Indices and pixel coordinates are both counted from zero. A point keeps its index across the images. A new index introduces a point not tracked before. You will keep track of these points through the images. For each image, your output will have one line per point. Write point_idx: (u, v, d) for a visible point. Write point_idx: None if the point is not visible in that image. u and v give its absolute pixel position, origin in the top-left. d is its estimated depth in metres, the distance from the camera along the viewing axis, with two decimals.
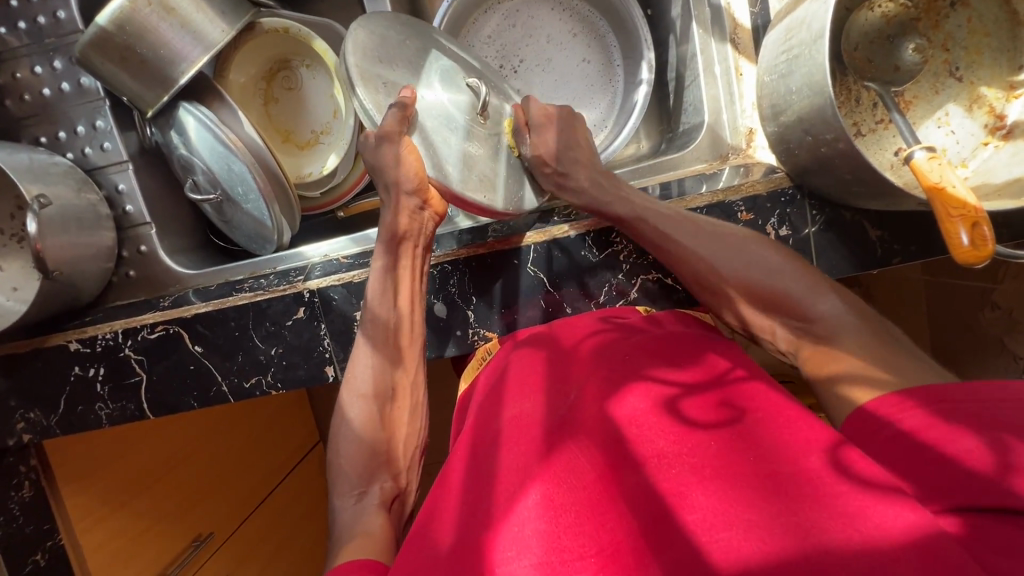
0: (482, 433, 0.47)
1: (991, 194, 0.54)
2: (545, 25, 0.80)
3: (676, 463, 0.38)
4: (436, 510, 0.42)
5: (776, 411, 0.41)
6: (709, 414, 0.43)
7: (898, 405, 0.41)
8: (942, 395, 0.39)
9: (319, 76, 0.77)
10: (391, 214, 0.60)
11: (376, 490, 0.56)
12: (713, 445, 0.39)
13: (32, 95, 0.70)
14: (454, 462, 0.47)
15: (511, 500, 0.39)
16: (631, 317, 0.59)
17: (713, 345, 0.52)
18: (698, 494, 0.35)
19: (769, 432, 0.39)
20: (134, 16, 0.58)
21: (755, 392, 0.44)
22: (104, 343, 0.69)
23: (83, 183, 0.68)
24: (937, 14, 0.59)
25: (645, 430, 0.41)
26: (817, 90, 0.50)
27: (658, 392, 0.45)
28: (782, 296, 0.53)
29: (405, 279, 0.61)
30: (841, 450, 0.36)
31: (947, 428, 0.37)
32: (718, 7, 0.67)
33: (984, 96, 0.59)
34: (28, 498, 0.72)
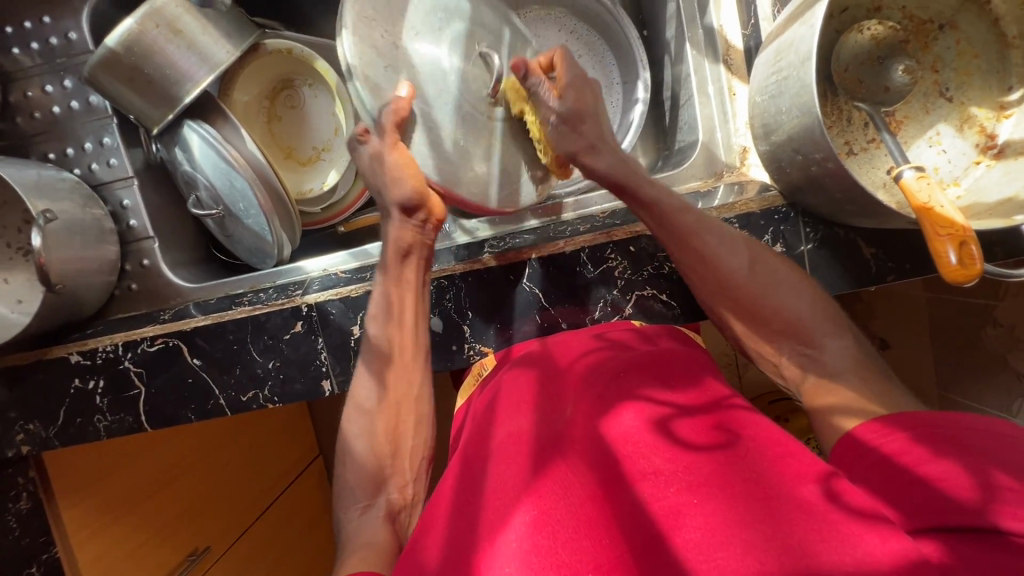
0: (476, 450, 0.47)
1: (984, 213, 0.54)
2: (548, 45, 0.81)
3: (667, 482, 0.38)
4: (429, 525, 0.42)
5: (770, 436, 0.41)
6: (702, 435, 0.43)
7: (876, 430, 0.41)
8: (927, 420, 0.39)
9: (320, 95, 0.79)
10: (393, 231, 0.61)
11: (382, 502, 0.57)
12: (706, 465, 0.39)
13: (43, 113, 0.72)
14: (448, 480, 0.47)
15: (504, 515, 0.39)
16: (623, 332, 0.60)
17: (707, 369, 0.53)
18: (690, 515, 0.35)
19: (761, 457, 0.39)
20: (142, 38, 0.60)
21: (747, 419, 0.45)
22: (104, 356, 0.69)
23: (88, 199, 0.69)
24: (926, 36, 0.60)
25: (638, 448, 0.41)
26: (806, 110, 0.50)
27: (651, 411, 0.45)
28: (785, 302, 0.53)
29: (408, 298, 0.61)
30: (832, 480, 0.36)
31: (924, 451, 0.37)
32: (711, 28, 0.68)
33: (975, 116, 0.59)
34: (25, 510, 0.73)
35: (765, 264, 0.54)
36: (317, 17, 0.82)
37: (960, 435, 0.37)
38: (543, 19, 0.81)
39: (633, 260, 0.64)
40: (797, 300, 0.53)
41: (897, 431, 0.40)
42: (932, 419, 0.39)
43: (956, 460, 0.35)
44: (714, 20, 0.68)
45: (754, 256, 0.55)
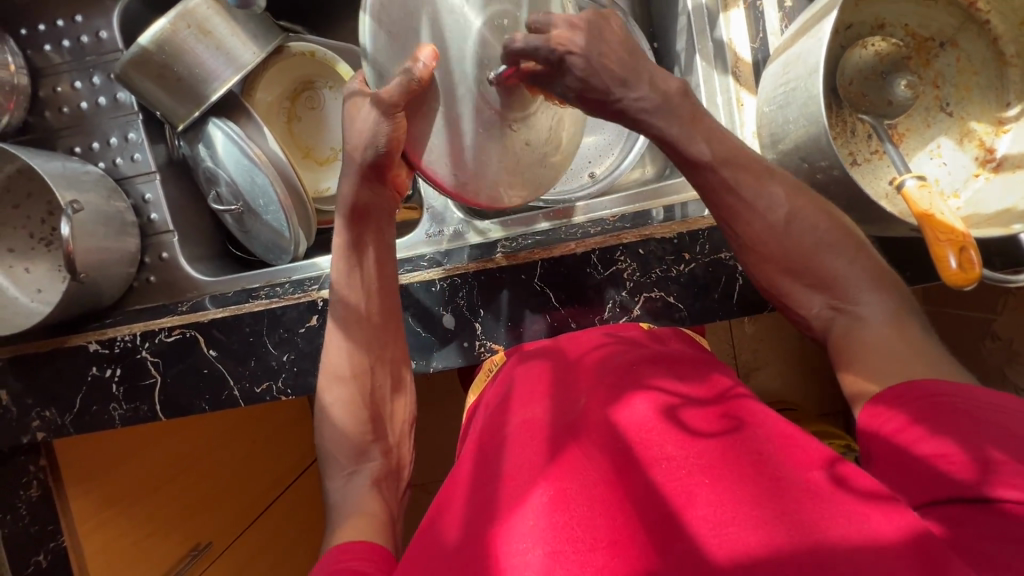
0: (493, 438, 0.49)
1: (982, 223, 0.56)
2: None
3: (677, 462, 0.39)
4: (449, 505, 0.44)
5: (777, 424, 0.43)
6: (711, 422, 0.44)
7: (878, 411, 0.42)
8: (922, 389, 0.41)
9: (340, 97, 0.81)
10: (351, 187, 0.58)
11: (366, 470, 0.56)
12: (715, 448, 0.40)
13: (70, 108, 0.74)
14: (465, 464, 0.49)
15: (522, 494, 0.40)
16: (635, 331, 0.62)
17: (715, 365, 0.55)
18: (701, 491, 0.36)
19: (767, 442, 0.41)
20: (173, 38, 0.62)
21: (754, 407, 0.46)
22: (122, 345, 0.71)
23: (112, 192, 0.71)
24: (927, 53, 0.62)
25: (649, 432, 0.43)
26: (812, 120, 0.52)
27: (661, 400, 0.46)
28: (828, 261, 0.52)
29: (369, 263, 0.61)
30: (838, 465, 0.38)
31: (920, 429, 0.39)
32: (721, 41, 0.69)
33: (974, 130, 0.62)
34: (34, 497, 0.76)
35: (802, 214, 0.53)
36: (336, 24, 0.85)
37: (956, 406, 0.38)
38: None
39: (642, 261, 0.66)
40: (836, 259, 0.52)
41: (897, 407, 0.41)
42: (928, 386, 0.41)
43: (953, 435, 0.37)
44: (724, 34, 0.68)
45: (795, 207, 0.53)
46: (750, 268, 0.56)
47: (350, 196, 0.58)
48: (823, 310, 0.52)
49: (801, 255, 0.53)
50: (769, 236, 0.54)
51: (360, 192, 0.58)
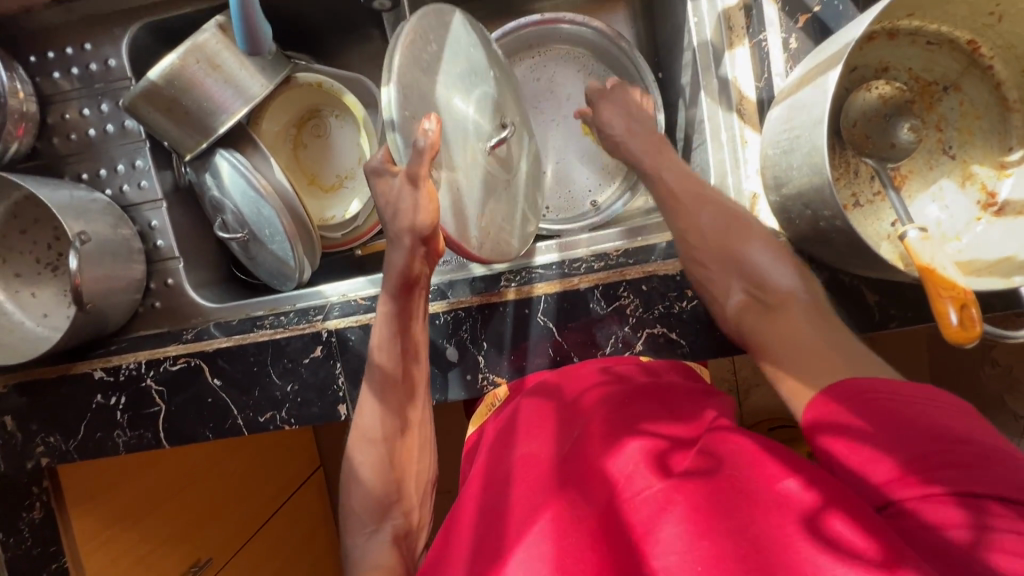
0: (493, 475, 0.51)
1: (983, 270, 0.56)
2: (566, 83, 0.86)
3: (654, 502, 0.41)
4: (453, 544, 0.46)
5: (760, 461, 0.43)
6: (695, 463, 0.45)
7: (830, 409, 0.42)
8: (861, 386, 0.42)
9: (346, 125, 0.81)
10: (400, 257, 0.60)
11: (388, 528, 0.57)
12: (695, 491, 0.41)
13: (78, 134, 0.75)
14: (467, 500, 0.50)
15: (516, 533, 0.42)
16: (626, 365, 0.62)
17: (704, 402, 0.56)
18: (672, 529, 0.38)
19: (748, 486, 0.41)
20: (182, 72, 0.63)
21: (738, 442, 0.46)
22: (127, 373, 0.72)
23: (119, 220, 0.72)
24: (931, 96, 0.63)
25: (634, 475, 0.44)
26: (816, 170, 0.52)
27: (648, 442, 0.48)
28: (752, 252, 0.59)
29: (413, 321, 0.63)
30: (822, 510, 0.36)
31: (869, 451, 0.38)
32: (726, 79, 0.69)
33: (976, 173, 0.62)
34: (38, 519, 0.75)
35: (728, 216, 0.61)
36: (343, 50, 0.85)
37: (903, 419, 0.38)
38: (564, 59, 0.85)
39: (645, 298, 0.67)
40: (762, 253, 0.59)
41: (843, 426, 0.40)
42: (870, 384, 0.42)
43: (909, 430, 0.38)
44: (728, 72, 0.69)
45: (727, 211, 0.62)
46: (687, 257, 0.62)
47: (401, 267, 0.60)
48: (743, 294, 0.58)
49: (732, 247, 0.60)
50: (705, 229, 0.61)
51: (412, 261, 0.60)
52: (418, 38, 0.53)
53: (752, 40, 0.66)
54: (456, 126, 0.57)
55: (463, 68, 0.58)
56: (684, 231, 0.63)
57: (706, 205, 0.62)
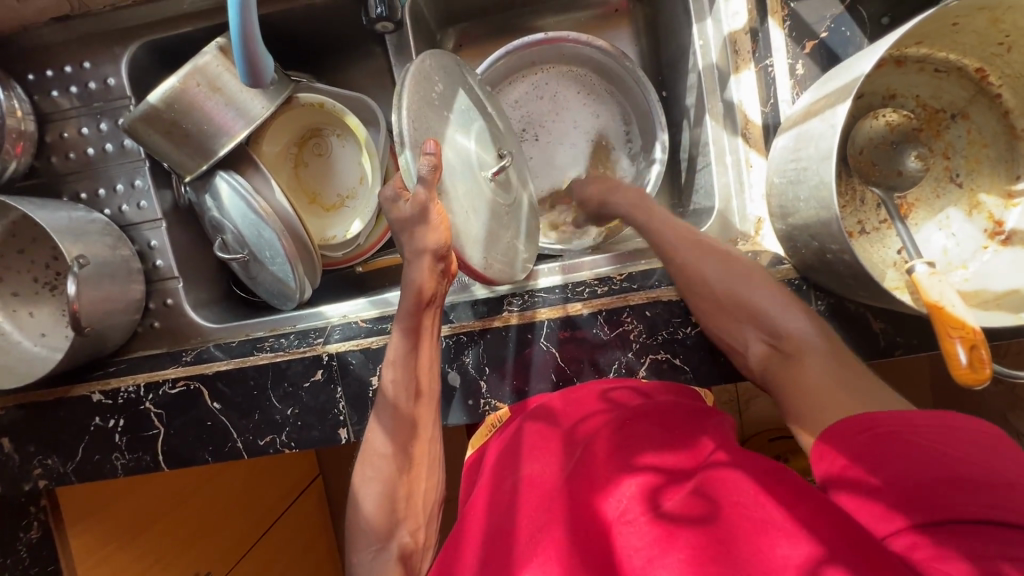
0: (494, 506, 0.50)
1: (990, 302, 0.56)
2: (571, 102, 0.85)
3: (647, 537, 0.41)
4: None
5: (761, 504, 0.41)
6: (691, 499, 0.44)
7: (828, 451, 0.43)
8: (862, 420, 0.43)
9: (348, 144, 0.81)
10: (414, 275, 0.57)
11: (394, 544, 0.56)
12: (689, 531, 0.41)
13: (77, 153, 0.74)
14: (470, 532, 0.50)
15: (514, 563, 0.43)
16: (624, 389, 0.61)
17: (705, 427, 0.54)
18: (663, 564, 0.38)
19: (745, 526, 0.40)
20: (183, 95, 0.62)
21: (736, 479, 0.45)
22: (125, 396, 0.71)
23: (118, 240, 0.71)
24: (938, 124, 0.62)
25: (629, 512, 0.44)
26: (824, 205, 0.52)
27: (645, 479, 0.47)
28: (763, 298, 0.59)
29: (424, 343, 0.61)
30: (820, 563, 0.34)
31: (879, 511, 0.38)
32: (731, 102, 0.69)
33: (983, 202, 0.62)
34: (35, 539, 0.74)
35: (733, 266, 0.62)
36: (345, 68, 0.84)
37: (901, 464, 0.38)
38: (568, 78, 0.85)
39: (649, 323, 0.66)
40: (774, 297, 0.59)
41: (848, 483, 0.41)
42: (871, 419, 0.42)
43: (905, 462, 0.38)
44: (733, 96, 0.68)
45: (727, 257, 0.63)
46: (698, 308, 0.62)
47: (420, 287, 0.57)
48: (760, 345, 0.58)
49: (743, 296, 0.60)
50: (716, 278, 0.61)
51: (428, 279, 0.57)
52: (424, 79, 0.55)
53: (758, 65, 0.66)
54: (460, 159, 0.59)
55: (464, 105, 0.61)
56: (693, 281, 0.62)
57: (712, 255, 0.63)
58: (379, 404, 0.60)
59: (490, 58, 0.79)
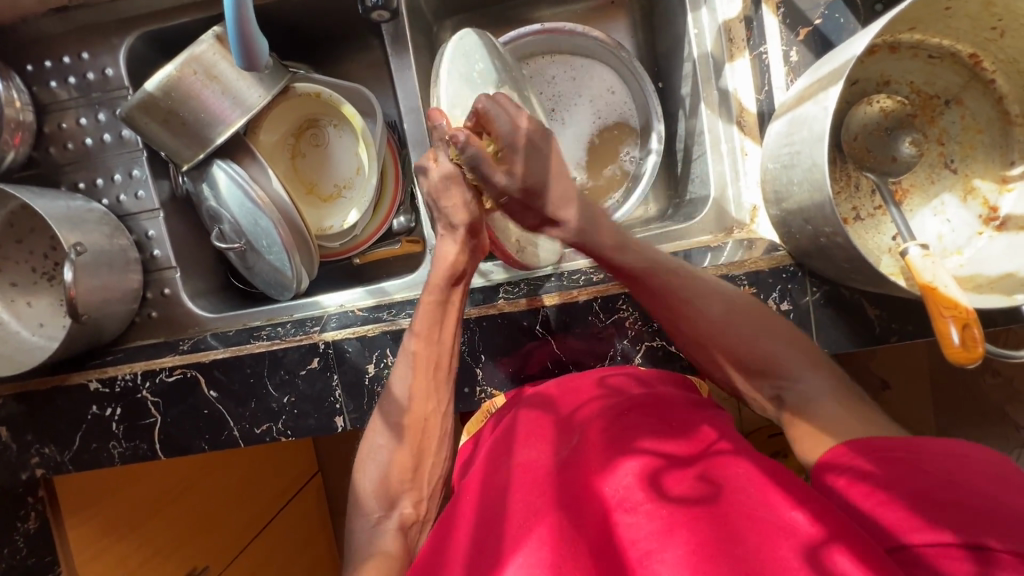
0: (491, 484, 0.50)
1: (984, 286, 0.56)
2: (602, 83, 0.84)
3: (649, 525, 0.41)
4: (451, 556, 0.46)
5: (764, 493, 0.41)
6: (690, 486, 0.44)
7: (842, 463, 0.43)
8: (880, 444, 0.43)
9: (344, 135, 0.81)
10: (447, 245, 0.60)
11: (398, 511, 0.57)
12: (688, 514, 0.41)
13: (75, 144, 0.74)
14: (466, 512, 0.49)
15: (510, 538, 0.43)
16: (624, 377, 0.60)
17: (703, 413, 0.54)
18: (668, 555, 0.38)
19: (747, 514, 0.40)
20: (179, 83, 0.62)
21: (739, 468, 0.45)
22: (123, 384, 0.71)
23: (115, 229, 0.71)
24: (932, 110, 0.62)
25: (630, 499, 0.44)
26: (817, 187, 0.52)
27: (645, 461, 0.47)
28: (772, 349, 0.54)
29: (451, 315, 0.62)
30: (823, 543, 0.36)
31: (867, 486, 0.40)
32: (726, 91, 0.69)
33: (978, 188, 0.62)
34: (32, 529, 0.75)
35: (732, 309, 0.56)
36: (342, 60, 0.85)
37: (908, 460, 0.40)
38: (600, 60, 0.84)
39: (644, 311, 0.66)
40: (776, 344, 0.54)
41: (850, 466, 0.42)
42: (886, 444, 0.43)
43: (921, 483, 0.38)
44: (728, 84, 0.68)
45: (728, 302, 0.56)
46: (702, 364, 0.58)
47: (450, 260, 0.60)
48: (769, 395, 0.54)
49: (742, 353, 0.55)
50: (712, 332, 0.56)
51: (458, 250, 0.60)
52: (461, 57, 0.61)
53: (752, 52, 0.66)
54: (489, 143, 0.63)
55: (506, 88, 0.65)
56: (690, 334, 0.57)
57: (709, 300, 0.56)
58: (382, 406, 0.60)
59: (517, 31, 0.79)
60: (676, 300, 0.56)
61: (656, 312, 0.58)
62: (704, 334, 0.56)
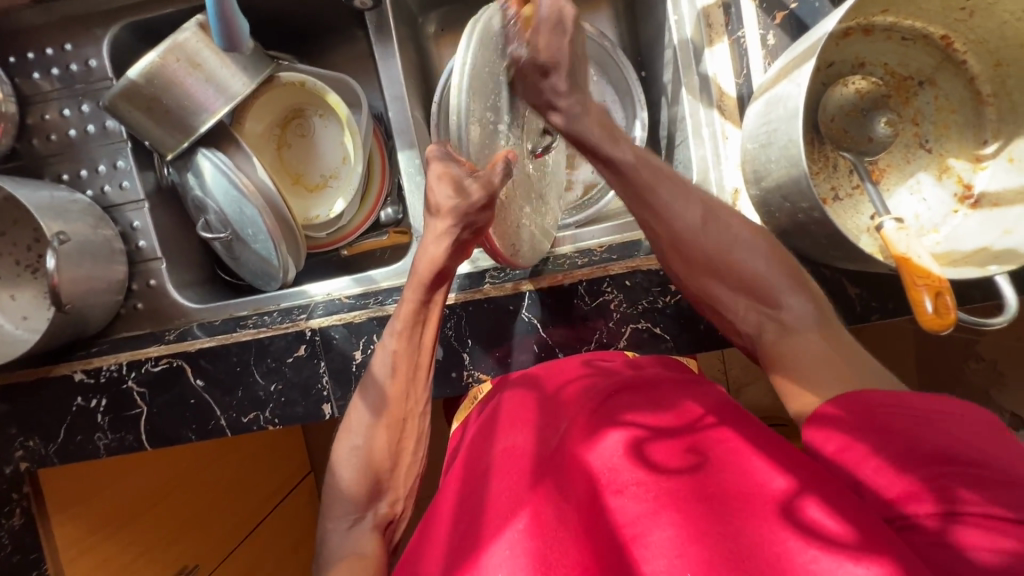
0: (476, 464, 0.49)
1: (960, 260, 0.57)
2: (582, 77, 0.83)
3: (638, 504, 0.40)
4: (433, 533, 0.45)
5: (747, 458, 0.42)
6: (677, 461, 0.44)
7: (828, 424, 0.42)
8: (872, 398, 0.41)
9: (330, 124, 0.82)
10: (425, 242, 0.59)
11: (370, 515, 0.55)
12: (673, 484, 0.41)
13: (58, 135, 0.74)
14: (449, 491, 0.48)
15: (490, 508, 0.42)
16: (614, 361, 0.60)
17: (691, 387, 0.53)
18: (660, 534, 0.37)
19: (732, 484, 0.40)
20: (162, 71, 0.62)
21: (727, 440, 0.45)
22: (107, 375, 0.71)
23: (100, 220, 0.71)
24: (906, 91, 0.64)
25: (618, 476, 0.43)
26: (793, 162, 0.53)
27: (630, 433, 0.46)
28: (753, 266, 0.54)
29: (431, 324, 0.61)
30: (799, 496, 0.37)
31: (862, 448, 0.38)
32: (705, 76, 0.70)
33: (952, 166, 0.63)
34: (17, 526, 0.73)
35: (718, 219, 0.55)
36: (327, 52, 0.85)
37: (900, 420, 0.38)
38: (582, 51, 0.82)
39: (629, 293, 0.67)
40: (759, 261, 0.54)
41: (837, 425, 0.41)
42: (876, 398, 0.41)
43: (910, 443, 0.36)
44: (707, 68, 0.69)
45: (710, 207, 0.56)
46: (681, 278, 0.57)
47: (421, 269, 0.59)
48: (751, 315, 0.54)
49: (730, 261, 0.54)
50: (693, 239, 0.55)
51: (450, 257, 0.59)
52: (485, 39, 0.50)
53: (731, 37, 0.67)
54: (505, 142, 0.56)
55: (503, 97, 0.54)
56: (667, 237, 0.56)
57: (691, 203, 0.55)
58: (364, 387, 0.60)
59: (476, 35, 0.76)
60: (653, 194, 0.55)
61: (638, 215, 0.57)
62: (702, 237, 0.55)
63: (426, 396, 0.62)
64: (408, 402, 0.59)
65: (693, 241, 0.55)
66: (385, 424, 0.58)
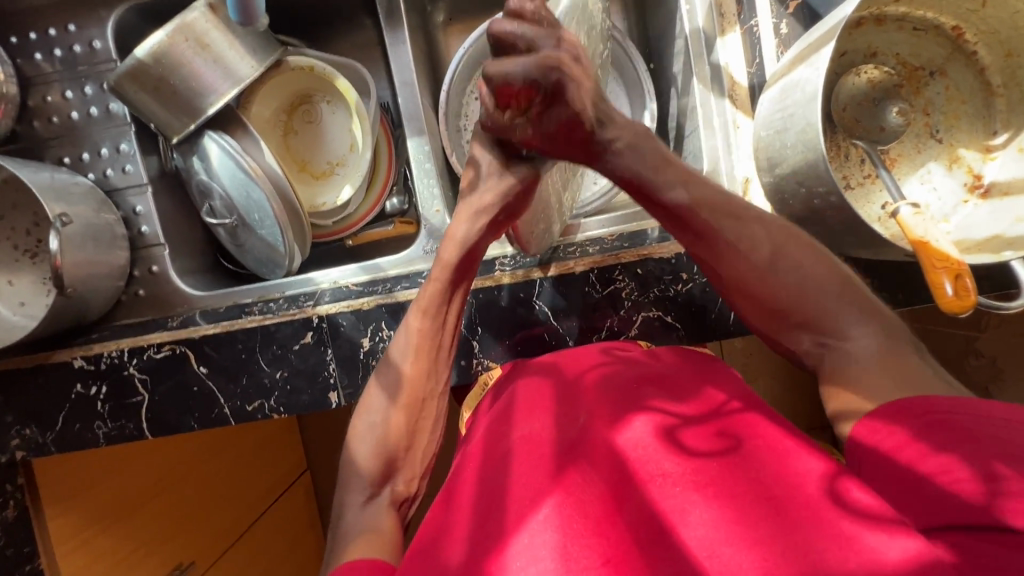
0: (493, 451, 0.48)
1: (973, 248, 0.57)
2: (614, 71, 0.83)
3: (668, 493, 0.39)
4: (449, 521, 0.43)
5: (776, 443, 0.41)
6: (707, 445, 0.43)
7: (875, 421, 0.40)
8: (933, 401, 0.39)
9: (338, 111, 0.81)
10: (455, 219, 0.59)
11: (387, 492, 0.55)
12: (703, 470, 0.40)
13: (60, 118, 0.73)
14: (465, 478, 0.47)
15: (511, 496, 0.41)
16: (635, 351, 0.59)
17: (714, 378, 0.52)
18: (696, 515, 0.36)
19: (764, 467, 0.40)
20: (170, 50, 0.61)
21: (754, 425, 0.44)
22: (108, 361, 0.70)
23: (102, 204, 0.70)
24: (918, 82, 0.64)
25: (644, 464, 0.42)
26: (810, 146, 0.53)
27: (654, 418, 0.45)
28: (818, 303, 0.48)
29: (452, 310, 0.60)
30: (838, 480, 0.37)
31: (920, 445, 0.37)
32: (717, 66, 0.70)
33: (963, 157, 0.63)
34: (11, 519, 0.71)
35: (784, 250, 0.50)
36: (333, 37, 0.84)
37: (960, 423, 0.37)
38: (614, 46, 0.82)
39: (640, 281, 0.66)
40: (824, 298, 0.48)
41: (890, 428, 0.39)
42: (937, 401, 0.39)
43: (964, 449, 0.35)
44: (720, 58, 0.69)
45: (774, 243, 0.50)
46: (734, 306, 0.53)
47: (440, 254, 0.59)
48: (814, 351, 0.48)
49: (782, 302, 0.49)
50: (751, 277, 0.51)
51: (482, 238, 0.59)
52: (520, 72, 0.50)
53: (743, 26, 0.68)
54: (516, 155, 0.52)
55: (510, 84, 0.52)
56: (724, 277, 0.53)
57: (748, 233, 0.51)
58: (382, 370, 0.59)
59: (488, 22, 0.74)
60: (705, 209, 0.52)
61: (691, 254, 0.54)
62: (756, 258, 0.50)
63: (443, 382, 0.61)
64: (428, 382, 0.59)
65: (744, 259, 0.51)
66: (402, 407, 0.57)
